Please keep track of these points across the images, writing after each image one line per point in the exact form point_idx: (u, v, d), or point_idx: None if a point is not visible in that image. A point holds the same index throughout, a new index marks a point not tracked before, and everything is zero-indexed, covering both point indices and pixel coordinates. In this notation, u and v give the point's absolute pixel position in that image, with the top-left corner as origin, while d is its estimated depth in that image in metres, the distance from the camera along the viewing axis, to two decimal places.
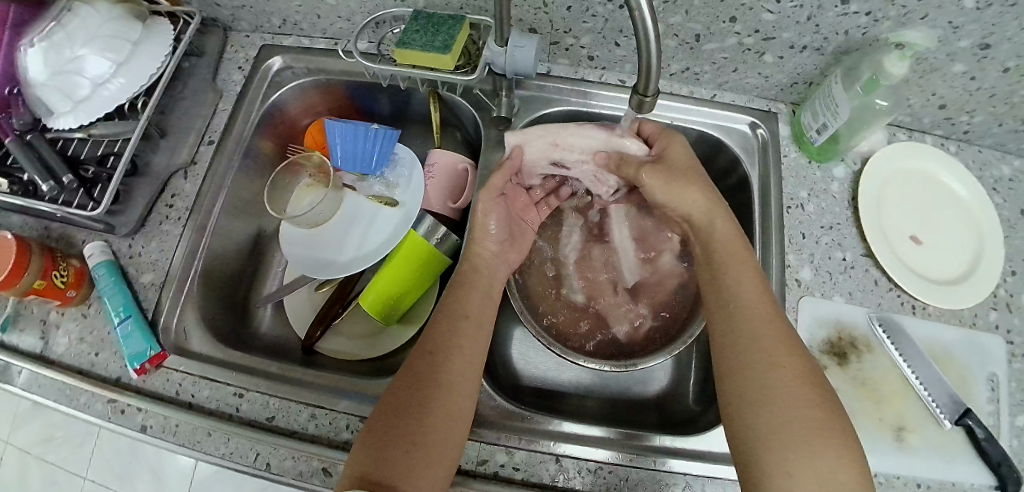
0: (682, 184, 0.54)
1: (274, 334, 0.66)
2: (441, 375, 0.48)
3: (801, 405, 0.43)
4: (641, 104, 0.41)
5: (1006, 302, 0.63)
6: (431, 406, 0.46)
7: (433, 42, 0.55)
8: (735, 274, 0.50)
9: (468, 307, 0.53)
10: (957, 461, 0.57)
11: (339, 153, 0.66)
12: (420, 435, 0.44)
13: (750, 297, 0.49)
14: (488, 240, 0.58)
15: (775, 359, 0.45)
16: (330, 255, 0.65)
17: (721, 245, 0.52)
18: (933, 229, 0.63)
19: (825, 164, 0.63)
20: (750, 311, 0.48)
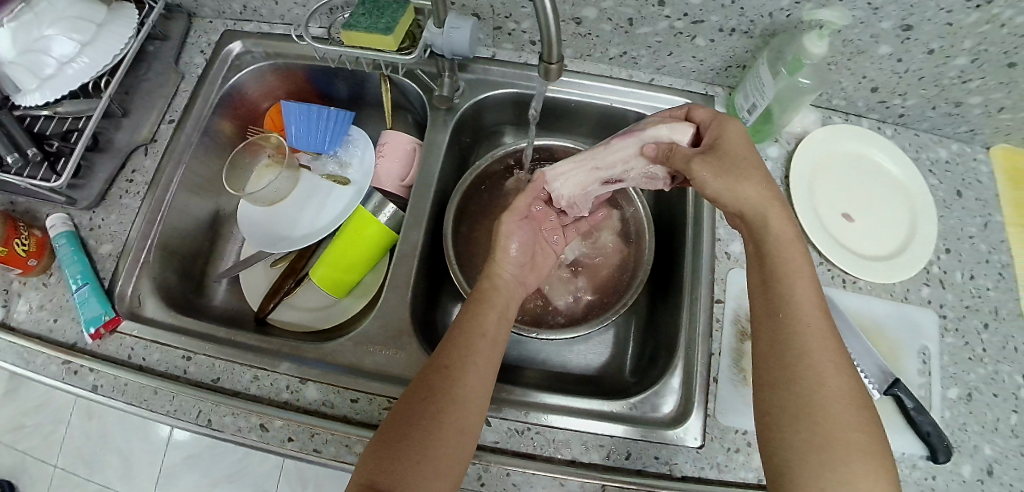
0: (738, 178, 0.49)
1: (230, 307, 0.69)
2: (458, 388, 0.47)
3: (844, 421, 0.42)
4: (548, 71, 0.44)
5: (939, 278, 0.65)
6: (452, 418, 0.46)
7: (377, 25, 0.59)
8: (795, 276, 0.47)
9: (485, 323, 0.52)
10: (892, 433, 0.59)
11: (294, 132, 0.70)
12: (438, 448, 0.44)
13: (805, 304, 0.46)
14: (508, 263, 0.57)
15: (824, 373, 0.43)
16: (285, 231, 0.68)
17: (781, 242, 0.48)
18: (866, 206, 0.65)
19: (759, 144, 0.66)
20: (807, 318, 0.45)
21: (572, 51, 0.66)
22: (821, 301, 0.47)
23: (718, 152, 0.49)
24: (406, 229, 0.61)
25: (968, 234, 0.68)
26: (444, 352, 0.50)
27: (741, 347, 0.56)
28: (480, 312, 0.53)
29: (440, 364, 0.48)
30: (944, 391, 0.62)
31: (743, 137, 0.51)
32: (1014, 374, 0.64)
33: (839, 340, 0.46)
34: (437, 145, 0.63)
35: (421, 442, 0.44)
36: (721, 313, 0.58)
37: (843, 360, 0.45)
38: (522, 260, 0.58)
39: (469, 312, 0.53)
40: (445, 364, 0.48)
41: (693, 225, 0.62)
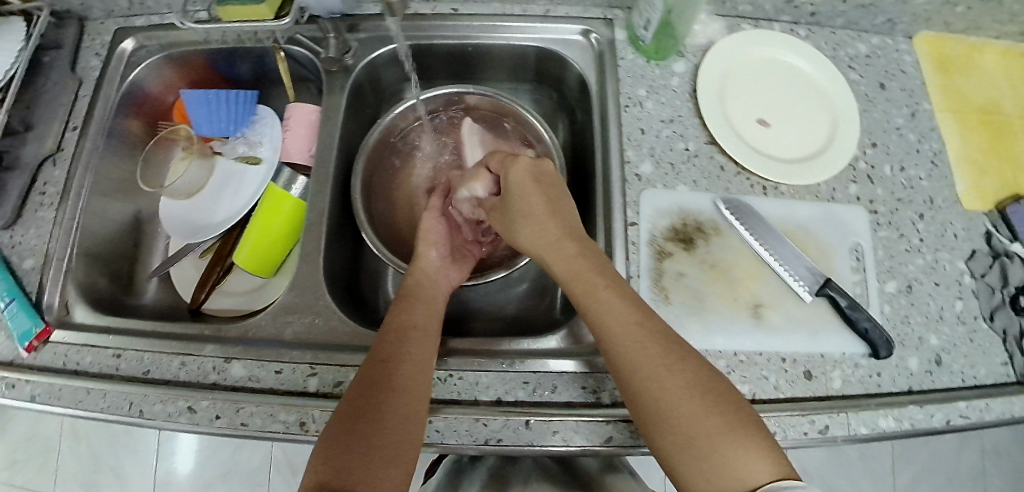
0: (519, 216, 0.53)
1: (164, 304, 0.69)
2: (393, 379, 0.46)
3: (689, 414, 0.40)
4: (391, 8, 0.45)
5: (867, 174, 0.63)
6: (393, 407, 0.44)
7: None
8: (601, 299, 0.47)
9: (416, 313, 0.53)
10: (826, 334, 0.58)
11: (197, 120, 0.70)
12: (382, 437, 0.42)
13: (618, 318, 0.46)
14: (430, 253, 0.59)
15: (656, 377, 0.43)
16: (205, 219, 0.68)
17: (571, 279, 0.49)
18: (779, 110, 0.63)
19: (664, 62, 0.63)
20: (619, 336, 0.45)
21: None
22: (631, 309, 0.46)
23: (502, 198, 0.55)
24: (313, 198, 0.60)
25: (895, 126, 0.66)
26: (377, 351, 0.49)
27: (660, 266, 0.56)
28: (406, 316, 0.53)
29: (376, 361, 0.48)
30: (881, 286, 0.61)
31: (523, 172, 0.53)
32: (953, 261, 0.64)
33: (666, 334, 0.45)
34: (336, 111, 0.63)
35: (368, 434, 0.42)
36: (636, 236, 0.57)
37: (673, 353, 0.44)
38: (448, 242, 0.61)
39: (393, 315, 0.53)
40: (383, 360, 0.48)
41: (602, 154, 0.60)
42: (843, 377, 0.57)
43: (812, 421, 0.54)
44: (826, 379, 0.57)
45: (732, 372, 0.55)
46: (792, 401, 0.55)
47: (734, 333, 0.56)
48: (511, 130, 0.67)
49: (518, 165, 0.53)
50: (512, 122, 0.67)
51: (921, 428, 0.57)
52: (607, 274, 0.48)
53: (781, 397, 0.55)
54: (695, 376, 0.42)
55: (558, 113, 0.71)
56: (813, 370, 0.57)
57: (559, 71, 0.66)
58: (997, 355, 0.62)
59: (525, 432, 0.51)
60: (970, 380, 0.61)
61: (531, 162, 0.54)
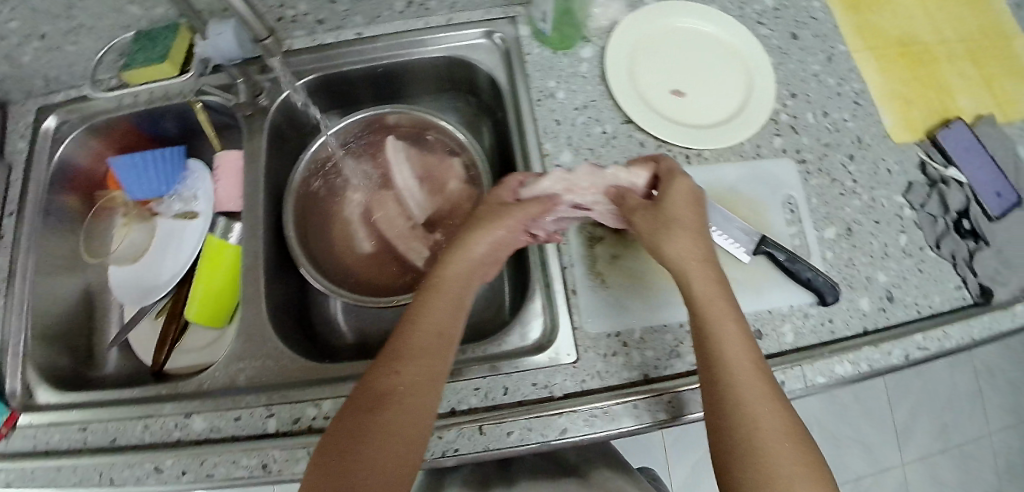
0: (676, 227, 0.49)
1: (126, 370, 0.69)
2: (393, 386, 0.44)
3: (793, 456, 0.39)
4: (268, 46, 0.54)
5: (789, 125, 0.63)
6: (382, 429, 0.41)
7: (152, 56, 0.62)
8: (720, 328, 0.45)
9: (434, 313, 0.48)
10: (770, 290, 0.58)
11: (129, 185, 0.70)
12: (376, 443, 0.41)
13: (733, 350, 0.44)
14: (468, 253, 0.52)
15: (761, 412, 0.41)
16: (154, 280, 0.69)
17: (701, 296, 0.47)
18: (691, 78, 0.63)
19: (571, 50, 0.63)
20: (728, 362, 0.43)
21: (362, 18, 0.64)
22: (751, 348, 0.45)
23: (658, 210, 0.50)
24: (247, 242, 0.61)
25: (813, 73, 0.66)
26: (387, 353, 0.46)
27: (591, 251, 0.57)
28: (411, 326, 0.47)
29: (382, 366, 0.45)
30: (820, 233, 0.61)
31: (691, 190, 0.52)
32: (891, 196, 0.63)
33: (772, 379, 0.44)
34: (258, 153, 0.63)
35: (356, 446, 0.40)
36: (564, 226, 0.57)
37: (774, 395, 0.43)
38: (488, 259, 0.53)
39: (411, 315, 0.48)
40: (387, 373, 0.44)
41: (521, 151, 0.60)
42: (793, 330, 0.57)
43: None
44: (777, 335, 0.57)
45: (682, 345, 0.55)
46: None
47: (677, 305, 0.56)
48: (434, 142, 0.68)
49: (679, 183, 0.52)
50: (433, 134, 0.67)
51: (880, 367, 0.58)
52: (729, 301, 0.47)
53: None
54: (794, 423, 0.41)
55: (483, 116, 0.72)
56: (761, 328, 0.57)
57: (473, 76, 0.67)
58: (949, 280, 0.63)
59: (480, 438, 0.51)
60: (926, 310, 0.61)
61: (699, 191, 0.52)
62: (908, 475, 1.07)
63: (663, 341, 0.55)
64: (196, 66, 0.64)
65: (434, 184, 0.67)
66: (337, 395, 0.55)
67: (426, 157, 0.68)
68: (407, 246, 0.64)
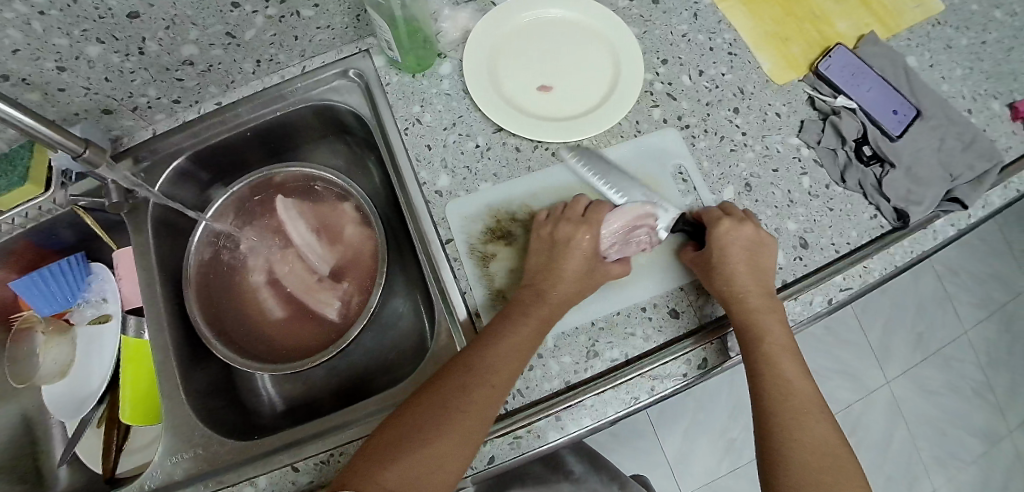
0: (734, 263, 0.52)
1: (75, 485, 0.68)
2: (458, 403, 0.45)
3: (827, 465, 0.44)
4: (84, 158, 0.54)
5: (665, 93, 0.61)
6: (454, 423, 0.44)
7: (12, 179, 0.60)
8: (766, 348, 0.49)
9: (525, 326, 0.49)
10: (676, 267, 0.56)
11: (37, 304, 0.69)
12: (434, 449, 0.42)
13: (784, 371, 0.48)
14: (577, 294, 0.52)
15: (799, 426, 0.46)
16: (85, 389, 0.69)
17: (750, 321, 0.50)
18: (555, 70, 0.62)
19: (428, 70, 0.62)
20: (775, 378, 0.48)
21: (217, 86, 0.63)
22: (798, 369, 0.49)
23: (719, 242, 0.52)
24: (154, 336, 0.60)
25: (680, 35, 0.64)
26: (461, 366, 0.47)
27: (487, 270, 0.55)
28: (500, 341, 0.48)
29: (455, 381, 0.46)
30: (716, 196, 0.59)
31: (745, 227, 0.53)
32: (785, 139, 0.62)
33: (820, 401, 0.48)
34: (146, 247, 0.63)
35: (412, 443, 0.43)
36: (455, 251, 0.55)
37: (816, 412, 0.47)
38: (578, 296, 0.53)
39: (505, 326, 0.49)
40: (474, 390, 0.45)
41: (400, 184, 0.59)
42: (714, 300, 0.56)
43: (688, 360, 0.53)
44: (694, 309, 0.55)
45: (597, 343, 0.54)
46: (668, 346, 0.54)
47: (579, 308, 0.55)
48: (320, 191, 0.67)
49: (729, 224, 0.53)
50: (322, 183, 0.67)
51: (802, 319, 0.57)
52: (780, 325, 0.50)
53: (655, 346, 0.54)
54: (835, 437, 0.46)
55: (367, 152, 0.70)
56: (678, 307, 0.55)
57: (344, 117, 0.65)
58: (862, 212, 0.60)
59: None
60: (845, 248, 0.59)
61: (757, 232, 0.53)
62: (895, 392, 1.06)
63: (577, 344, 0.54)
64: (57, 177, 0.62)
65: (333, 234, 0.66)
66: (269, 471, 0.54)
67: (317, 208, 0.66)
68: (319, 300, 0.63)
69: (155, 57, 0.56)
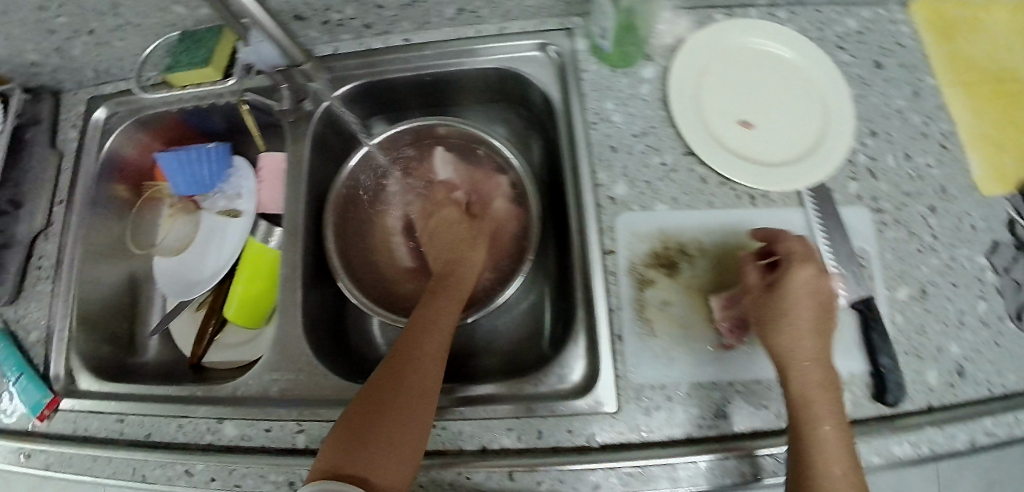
0: (797, 333, 0.43)
1: (163, 360, 0.71)
2: (401, 388, 0.45)
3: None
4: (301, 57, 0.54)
5: (867, 169, 0.57)
6: (422, 402, 0.45)
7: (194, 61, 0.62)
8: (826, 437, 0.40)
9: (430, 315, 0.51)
10: (829, 354, 0.54)
11: (176, 181, 0.72)
12: (385, 437, 0.42)
13: (838, 450, 0.40)
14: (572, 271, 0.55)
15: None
16: (196, 274, 0.71)
17: (806, 387, 0.42)
18: (762, 107, 0.58)
19: (630, 68, 0.59)
20: (823, 464, 0.39)
21: (411, 23, 0.61)
22: (852, 454, 0.40)
23: (778, 301, 0.44)
24: (284, 251, 0.61)
25: (899, 109, 0.59)
26: (398, 357, 0.47)
27: (641, 295, 0.53)
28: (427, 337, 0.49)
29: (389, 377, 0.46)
30: (889, 293, 0.55)
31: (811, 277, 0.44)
32: (978, 257, 0.57)
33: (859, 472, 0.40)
34: (300, 163, 0.62)
35: (370, 429, 0.42)
36: (614, 265, 0.54)
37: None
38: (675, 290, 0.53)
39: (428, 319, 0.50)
40: (403, 383, 0.45)
41: (572, 179, 0.57)
42: (853, 400, 0.54)
43: None
44: None
45: (728, 405, 0.52)
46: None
47: (725, 363, 0.52)
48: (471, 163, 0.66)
49: (807, 276, 0.43)
50: (484, 148, 0.65)
51: (942, 452, 0.53)
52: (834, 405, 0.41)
53: None
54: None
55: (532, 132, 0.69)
56: None
57: (525, 91, 0.63)
58: None
59: (508, 483, 0.49)
60: (1006, 391, 0.54)
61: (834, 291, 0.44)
62: None
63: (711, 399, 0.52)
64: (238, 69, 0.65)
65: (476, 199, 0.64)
66: None
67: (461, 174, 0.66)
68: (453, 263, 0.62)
69: None
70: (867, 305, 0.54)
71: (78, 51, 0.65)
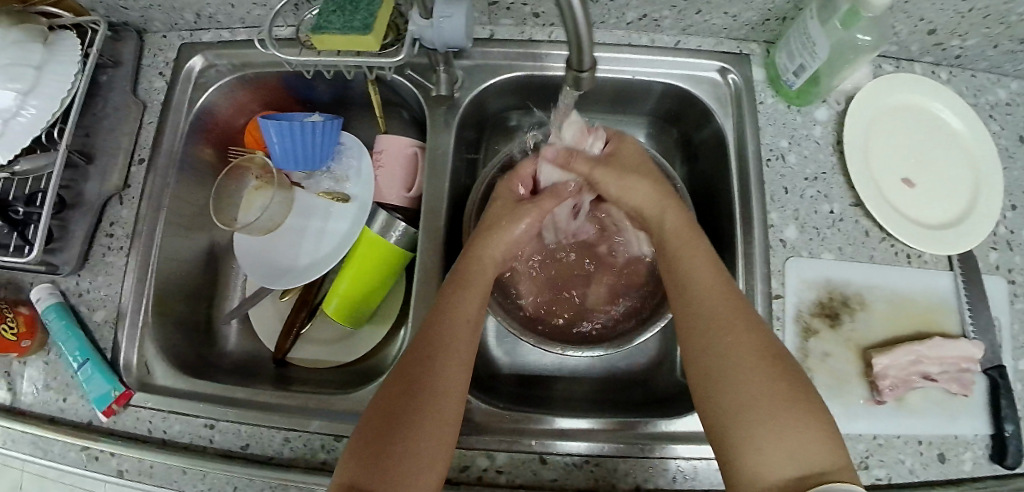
0: (688, 234, 0.50)
1: (244, 351, 0.65)
2: (432, 372, 0.43)
3: (772, 434, 0.37)
4: (578, 81, 0.37)
5: (1006, 241, 0.59)
6: (443, 403, 0.42)
7: (352, 23, 0.46)
8: (719, 333, 0.42)
9: (467, 307, 0.48)
10: (960, 415, 0.55)
11: (278, 153, 0.60)
12: (419, 413, 0.41)
13: (736, 344, 0.41)
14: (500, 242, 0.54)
15: (739, 388, 0.39)
16: (288, 260, 0.63)
17: (703, 291, 0.45)
18: (925, 167, 0.58)
19: (805, 107, 0.59)
20: (726, 342, 0.42)
21: None
22: (763, 358, 0.40)
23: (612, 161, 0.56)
24: (422, 254, 0.56)
25: None
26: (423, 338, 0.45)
27: (805, 345, 0.54)
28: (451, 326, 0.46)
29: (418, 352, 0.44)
30: (1014, 363, 0.57)
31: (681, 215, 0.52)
32: None
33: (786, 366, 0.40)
34: (443, 148, 0.57)
35: (402, 407, 0.41)
36: (782, 309, 0.55)
37: (781, 392, 0.39)
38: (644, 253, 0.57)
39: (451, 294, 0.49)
40: (433, 360, 0.44)
41: (741, 214, 0.57)
42: (974, 459, 0.54)
43: None
44: (958, 460, 0.55)
45: (870, 456, 0.54)
46: (927, 486, 0.53)
47: (872, 416, 0.54)
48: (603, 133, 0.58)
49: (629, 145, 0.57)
50: None
51: None
52: (734, 307, 0.44)
53: (917, 481, 0.54)
54: (814, 436, 0.37)
55: (675, 154, 0.68)
56: (947, 452, 0.54)
57: (687, 110, 0.62)
58: None
59: None
60: None
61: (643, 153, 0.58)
62: None
63: (854, 449, 0.54)
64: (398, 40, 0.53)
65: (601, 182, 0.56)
66: (514, 452, 0.51)
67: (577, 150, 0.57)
68: (578, 263, 0.63)
69: None
70: (1000, 374, 0.55)
71: None
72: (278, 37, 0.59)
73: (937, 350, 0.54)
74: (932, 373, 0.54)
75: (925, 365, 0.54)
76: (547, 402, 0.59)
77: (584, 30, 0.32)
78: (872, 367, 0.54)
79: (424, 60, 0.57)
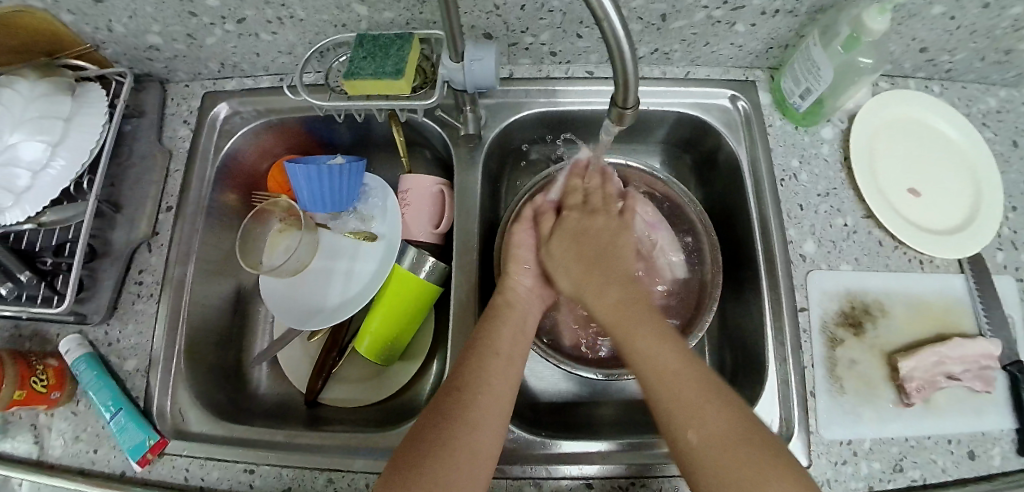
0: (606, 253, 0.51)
1: (275, 394, 0.65)
2: (467, 412, 0.43)
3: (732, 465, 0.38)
4: (621, 115, 0.41)
5: (1011, 241, 0.61)
6: (478, 434, 0.43)
7: (384, 68, 0.47)
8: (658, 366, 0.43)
9: (501, 340, 0.48)
10: (984, 412, 0.54)
11: (306, 196, 0.60)
12: (450, 444, 0.41)
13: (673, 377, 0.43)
14: (522, 275, 0.54)
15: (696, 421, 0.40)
16: (315, 302, 0.62)
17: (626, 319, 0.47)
18: (930, 177, 0.61)
19: (811, 127, 0.63)
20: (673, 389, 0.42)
21: (598, 56, 0.60)
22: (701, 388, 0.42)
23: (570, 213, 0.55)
24: (455, 288, 0.57)
25: None
26: (457, 375, 0.46)
27: (833, 353, 0.55)
28: (483, 360, 0.47)
29: (451, 388, 0.45)
30: None
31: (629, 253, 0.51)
32: None
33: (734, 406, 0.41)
34: (471, 187, 0.60)
35: (433, 439, 0.42)
36: (807, 322, 0.56)
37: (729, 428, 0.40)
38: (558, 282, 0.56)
39: (487, 329, 0.49)
40: (475, 390, 0.45)
41: (759, 231, 0.59)
42: (1002, 453, 0.53)
43: None
44: (989, 457, 0.53)
45: (904, 458, 0.53)
46: (960, 485, 0.52)
47: (900, 418, 0.54)
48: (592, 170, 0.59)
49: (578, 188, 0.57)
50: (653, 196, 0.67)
51: None
52: (683, 355, 0.44)
53: (951, 480, 0.53)
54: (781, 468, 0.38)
55: (689, 177, 0.71)
56: (976, 449, 0.53)
57: (699, 135, 0.65)
58: None
59: None
60: None
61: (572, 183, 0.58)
62: None
63: (888, 453, 0.53)
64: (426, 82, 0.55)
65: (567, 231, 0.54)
66: (558, 479, 0.51)
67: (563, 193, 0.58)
68: None
69: (584, 7, 0.51)
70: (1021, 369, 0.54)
71: (211, 40, 0.58)
72: (305, 83, 0.61)
73: (957, 351, 0.54)
74: (956, 374, 0.54)
75: (949, 366, 0.54)
76: (580, 427, 0.59)
77: (631, 65, 0.36)
78: (897, 371, 0.54)
79: (451, 100, 0.60)
